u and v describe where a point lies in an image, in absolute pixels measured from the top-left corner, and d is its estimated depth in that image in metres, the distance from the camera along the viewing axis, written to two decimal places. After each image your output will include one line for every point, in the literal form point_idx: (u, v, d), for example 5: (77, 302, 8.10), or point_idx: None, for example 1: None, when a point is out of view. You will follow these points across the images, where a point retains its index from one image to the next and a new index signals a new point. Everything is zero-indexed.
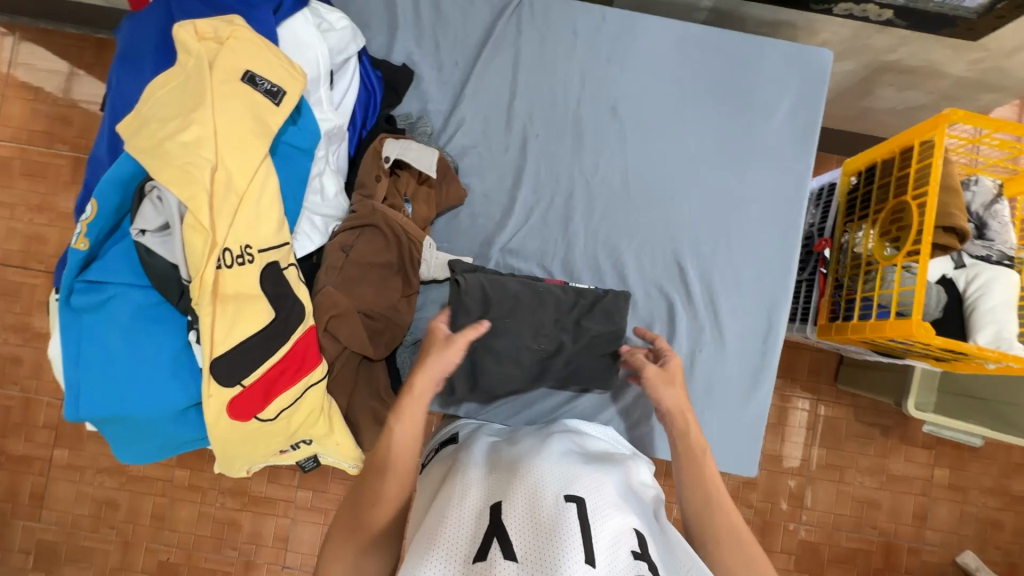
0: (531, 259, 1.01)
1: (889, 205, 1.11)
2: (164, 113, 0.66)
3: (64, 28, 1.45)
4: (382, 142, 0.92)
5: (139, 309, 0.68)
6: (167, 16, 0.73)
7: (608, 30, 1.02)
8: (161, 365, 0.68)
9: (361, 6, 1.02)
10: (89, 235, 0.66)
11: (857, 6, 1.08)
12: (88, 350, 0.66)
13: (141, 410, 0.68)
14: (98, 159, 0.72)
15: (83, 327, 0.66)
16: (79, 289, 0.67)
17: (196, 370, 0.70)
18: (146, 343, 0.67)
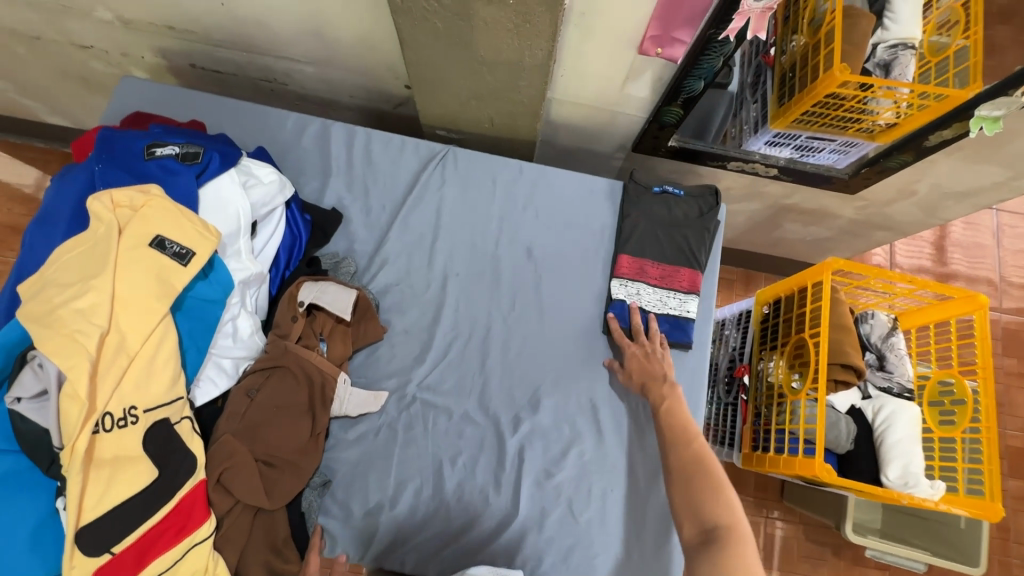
0: (448, 395, 1.02)
1: (791, 341, 1.18)
2: (64, 279, 0.68)
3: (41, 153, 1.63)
4: (298, 286, 0.96)
5: (4, 476, 0.65)
6: (90, 181, 0.79)
7: (525, 179, 1.13)
8: (20, 534, 0.64)
9: (298, 155, 1.12)
10: None
11: (747, 164, 1.22)
12: None
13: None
14: None
15: None
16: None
17: (61, 538, 0.66)
18: (6, 514, 0.64)
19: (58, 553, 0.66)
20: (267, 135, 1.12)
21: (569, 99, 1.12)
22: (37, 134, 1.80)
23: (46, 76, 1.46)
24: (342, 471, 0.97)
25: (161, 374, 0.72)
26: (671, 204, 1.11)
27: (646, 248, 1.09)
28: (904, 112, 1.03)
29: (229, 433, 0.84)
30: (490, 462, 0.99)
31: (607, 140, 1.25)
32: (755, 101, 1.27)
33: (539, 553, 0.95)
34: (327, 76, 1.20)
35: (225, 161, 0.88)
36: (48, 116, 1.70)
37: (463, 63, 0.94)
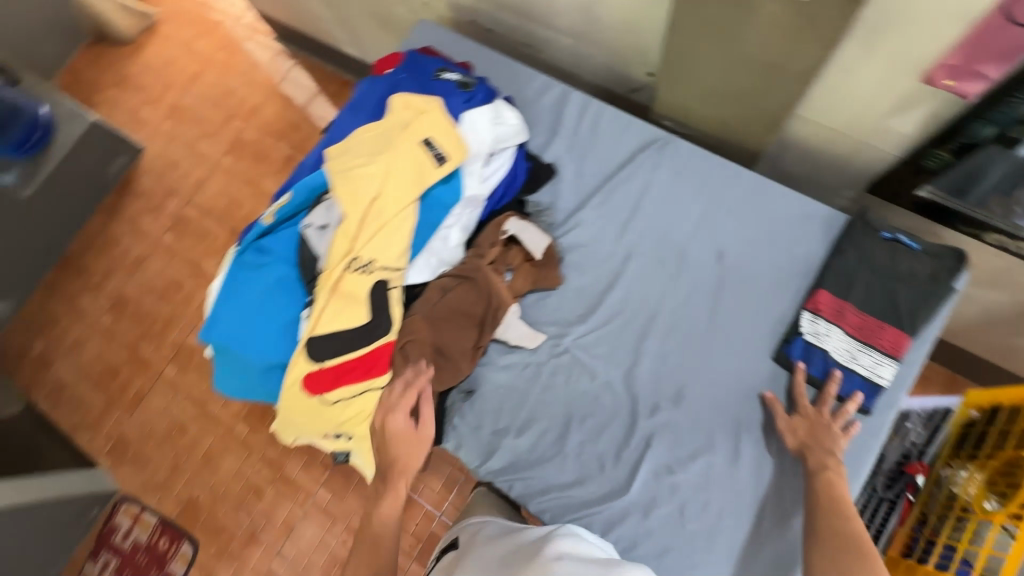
0: (598, 360, 1.07)
1: (1002, 456, 0.99)
2: (360, 151, 0.88)
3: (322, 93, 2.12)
4: (506, 218, 1.09)
5: (279, 279, 0.87)
6: (392, 85, 0.98)
7: (739, 186, 1.11)
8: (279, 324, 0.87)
9: (535, 112, 1.24)
10: (276, 215, 0.89)
11: (1010, 242, 1.04)
12: (235, 294, 0.86)
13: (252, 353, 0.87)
14: (305, 164, 0.95)
15: (241, 277, 0.87)
16: (251, 249, 0.88)
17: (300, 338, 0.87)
18: (275, 304, 0.87)
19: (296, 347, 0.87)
20: (516, 89, 1.26)
21: (814, 120, 1.07)
22: (333, 60, 2.25)
23: (359, 13, 1.82)
24: (485, 390, 1.08)
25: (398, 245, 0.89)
26: (898, 253, 0.99)
27: (855, 289, 0.99)
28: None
29: (421, 316, 0.99)
30: (617, 436, 1.02)
31: (841, 172, 1.16)
32: None
33: (633, 537, 0.97)
34: (579, 50, 1.30)
35: (487, 96, 1.02)
36: (346, 46, 2.11)
37: (722, 58, 0.96)
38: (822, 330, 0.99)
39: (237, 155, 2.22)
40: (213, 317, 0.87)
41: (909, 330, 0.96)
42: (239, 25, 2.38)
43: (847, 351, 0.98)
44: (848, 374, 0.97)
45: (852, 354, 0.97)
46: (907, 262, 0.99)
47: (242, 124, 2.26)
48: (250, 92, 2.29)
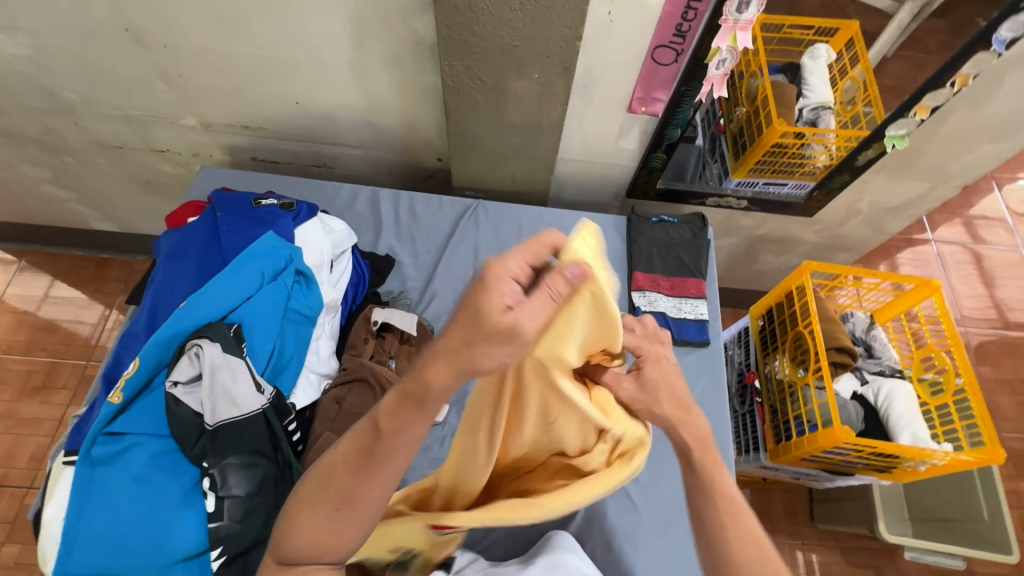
0: None
1: (790, 336, 1.35)
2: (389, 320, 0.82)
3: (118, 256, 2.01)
4: (370, 310, 1.12)
5: (154, 457, 0.75)
6: (212, 225, 0.97)
7: (545, 221, 1.35)
8: (166, 508, 0.73)
9: (352, 217, 1.32)
10: (123, 391, 0.77)
11: (722, 199, 1.49)
12: (92, 501, 0.71)
13: (141, 562, 0.70)
14: (133, 333, 0.87)
15: (94, 478, 0.72)
16: (100, 440, 0.75)
17: (200, 510, 0.75)
18: (157, 489, 0.73)
19: (196, 521, 0.74)
20: (326, 202, 1.33)
21: (574, 158, 1.38)
22: (82, 243, 1.97)
23: (110, 184, 1.67)
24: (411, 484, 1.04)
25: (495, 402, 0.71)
26: (668, 229, 1.32)
27: (655, 263, 1.29)
28: (834, 153, 1.37)
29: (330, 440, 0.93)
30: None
31: (605, 191, 1.51)
32: (714, 162, 1.56)
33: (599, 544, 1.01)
34: (372, 157, 1.45)
35: (311, 209, 1.07)
36: (96, 222, 1.88)
37: (497, 129, 1.20)
38: (651, 298, 1.25)
39: None
40: (66, 543, 0.70)
41: (700, 277, 1.28)
42: None
43: (674, 306, 1.24)
44: (684, 322, 1.23)
45: (678, 308, 1.24)
46: (674, 231, 1.33)
47: None
48: None
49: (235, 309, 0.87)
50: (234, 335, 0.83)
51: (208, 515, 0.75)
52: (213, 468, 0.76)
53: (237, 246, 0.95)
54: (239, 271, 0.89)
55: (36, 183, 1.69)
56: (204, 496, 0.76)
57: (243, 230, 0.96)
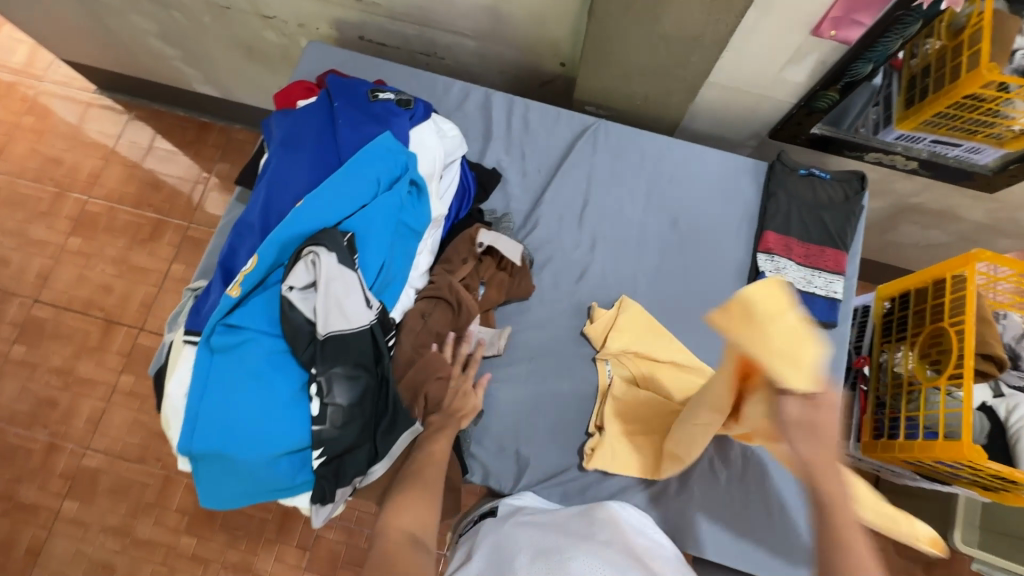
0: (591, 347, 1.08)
1: (926, 330, 1.18)
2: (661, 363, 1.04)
3: (217, 122, 2.01)
4: (476, 229, 1.05)
5: (268, 355, 0.76)
6: (330, 116, 0.90)
7: (673, 155, 1.19)
8: (277, 404, 0.75)
9: (461, 120, 1.21)
10: (242, 285, 0.78)
11: (885, 156, 1.25)
12: (214, 386, 0.75)
13: (250, 452, 0.74)
14: (247, 223, 0.85)
15: (215, 365, 0.75)
16: (219, 329, 0.77)
17: (305, 411, 0.77)
18: (270, 387, 0.75)
19: (302, 422, 0.76)
20: (434, 99, 1.22)
21: (722, 83, 1.17)
22: (184, 104, 1.98)
23: (213, 47, 1.62)
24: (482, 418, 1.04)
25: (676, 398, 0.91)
26: (816, 186, 1.14)
27: (792, 225, 1.12)
28: None
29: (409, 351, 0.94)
30: None
31: (743, 127, 1.30)
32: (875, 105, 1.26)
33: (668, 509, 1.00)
34: (486, 51, 1.29)
35: (427, 110, 0.96)
36: (199, 85, 1.86)
37: (642, 38, 1.01)
38: (779, 265, 1.10)
39: (87, 233, 1.90)
40: (189, 420, 0.74)
41: (844, 249, 1.10)
42: (45, 80, 2.03)
43: (803, 278, 1.09)
44: (811, 297, 1.08)
45: (806, 280, 1.09)
46: (823, 190, 1.14)
47: (85, 196, 1.93)
48: (85, 156, 1.97)
49: (348, 217, 0.84)
50: (347, 245, 0.80)
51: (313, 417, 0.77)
52: (321, 375, 0.77)
53: (354, 143, 0.88)
54: (356, 175, 0.84)
55: (144, 36, 1.66)
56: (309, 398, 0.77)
57: (361, 127, 0.89)
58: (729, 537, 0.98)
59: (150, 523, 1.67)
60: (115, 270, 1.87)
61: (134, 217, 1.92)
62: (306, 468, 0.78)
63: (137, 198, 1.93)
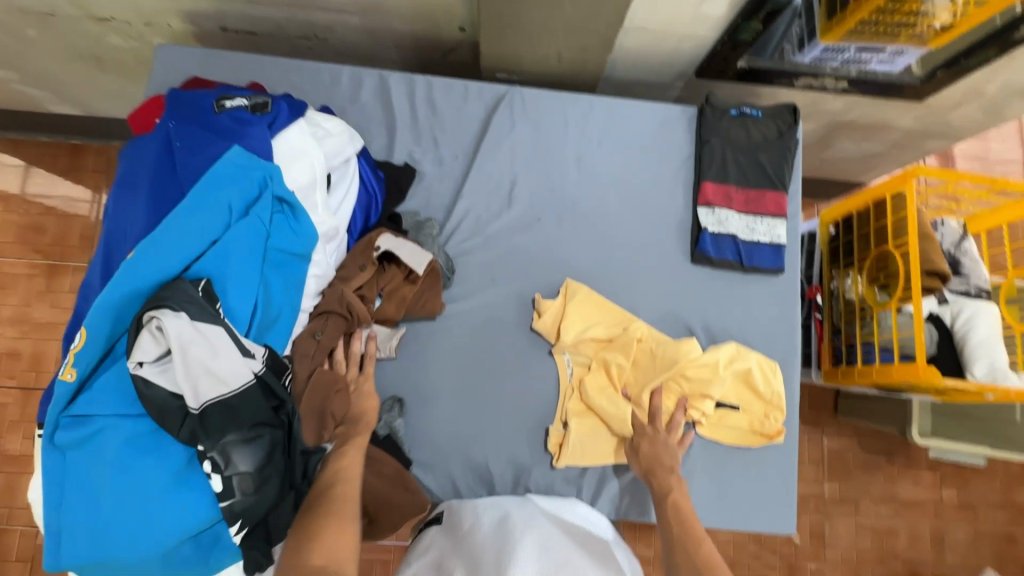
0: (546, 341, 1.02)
1: (872, 254, 1.18)
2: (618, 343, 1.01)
3: (91, 142, 1.73)
4: (379, 233, 0.97)
5: (129, 440, 0.68)
6: (167, 139, 0.81)
7: (596, 116, 1.09)
8: (154, 496, 0.68)
9: (360, 114, 1.08)
10: (76, 366, 0.70)
11: (815, 79, 1.19)
12: (72, 488, 0.67)
13: (133, 553, 0.67)
14: (90, 285, 0.77)
15: (69, 464, 0.67)
16: (64, 423, 0.68)
17: (190, 494, 0.69)
18: (139, 478, 0.67)
19: (189, 507, 0.69)
20: (323, 96, 1.07)
21: (637, 28, 1.07)
22: (41, 128, 1.68)
23: (54, 62, 1.36)
24: (440, 441, 0.98)
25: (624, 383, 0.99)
26: (748, 126, 1.07)
27: (729, 172, 1.06)
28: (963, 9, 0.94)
29: (304, 378, 0.87)
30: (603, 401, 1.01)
31: (666, 70, 1.21)
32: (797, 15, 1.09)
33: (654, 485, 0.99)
34: (372, 26, 1.12)
35: (292, 112, 0.89)
36: (54, 105, 1.59)
37: None
38: (721, 217, 1.05)
39: None
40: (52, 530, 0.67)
41: (782, 190, 1.05)
42: None
43: (745, 226, 1.05)
44: (755, 247, 1.04)
45: (749, 228, 1.05)
46: (756, 130, 1.08)
47: None
48: None
49: (200, 258, 0.76)
50: (203, 294, 0.74)
51: (216, 494, 0.70)
52: (212, 450, 0.70)
53: (196, 168, 0.79)
54: (202, 207, 0.76)
55: None
56: (206, 476, 0.70)
57: (204, 145, 0.80)
58: (715, 499, 0.99)
59: None
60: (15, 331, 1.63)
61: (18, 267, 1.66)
62: (211, 549, 0.73)
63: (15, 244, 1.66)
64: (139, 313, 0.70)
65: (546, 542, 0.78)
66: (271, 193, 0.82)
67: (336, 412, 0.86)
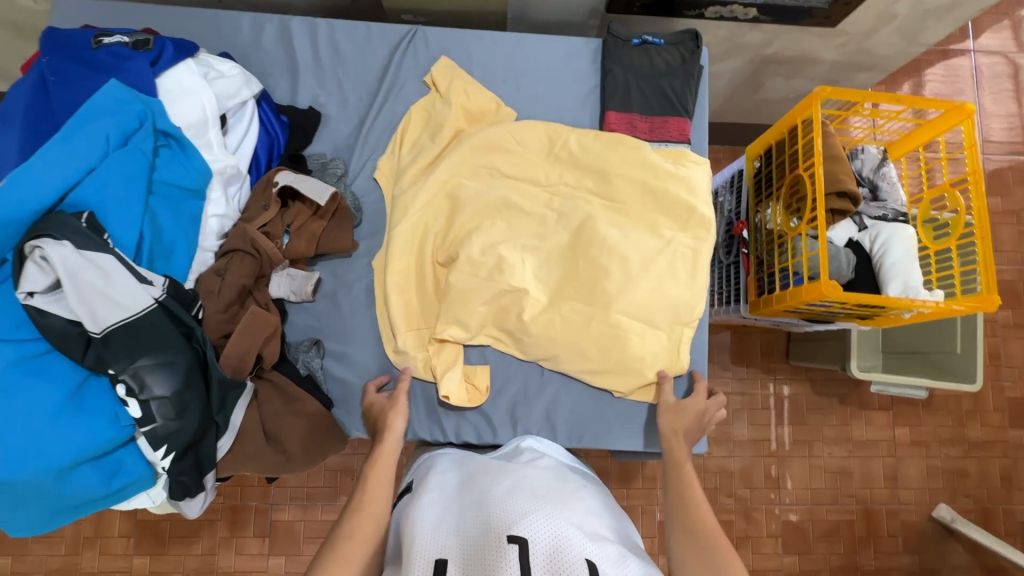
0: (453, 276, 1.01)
1: (787, 180, 1.18)
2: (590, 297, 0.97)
3: None
4: (277, 171, 0.95)
5: (16, 363, 0.65)
6: (39, 75, 0.75)
7: (501, 51, 1.09)
8: (44, 417, 0.65)
9: (261, 58, 1.06)
10: None
11: (725, 8, 1.18)
12: None
13: (26, 472, 0.65)
14: None
15: None
16: None
17: (87, 415, 0.68)
18: (27, 399, 0.65)
19: (86, 426, 0.67)
20: (222, 41, 1.05)
21: None
22: None
23: None
24: (350, 376, 0.97)
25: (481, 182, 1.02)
26: (651, 53, 1.07)
27: (632, 100, 1.06)
28: None
29: (213, 312, 0.82)
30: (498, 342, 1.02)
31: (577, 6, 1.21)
32: None
33: (568, 413, 1.01)
34: None
35: (179, 50, 0.83)
36: None
37: None
38: None
39: None
40: None
41: (686, 115, 1.06)
42: None
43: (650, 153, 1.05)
44: None
45: None
46: (659, 57, 1.07)
47: None
48: None
49: (76, 190, 0.70)
50: (88, 227, 0.68)
51: (133, 419, 0.70)
52: (123, 374, 0.67)
53: (73, 103, 0.74)
54: (76, 135, 0.70)
55: None
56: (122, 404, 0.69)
57: (80, 79, 0.75)
58: (623, 425, 1.01)
59: (88, 559, 1.53)
60: None
61: None
62: (114, 472, 0.72)
63: None
64: (19, 243, 0.65)
65: (510, 483, 0.77)
66: (152, 126, 0.76)
67: (223, 343, 0.84)
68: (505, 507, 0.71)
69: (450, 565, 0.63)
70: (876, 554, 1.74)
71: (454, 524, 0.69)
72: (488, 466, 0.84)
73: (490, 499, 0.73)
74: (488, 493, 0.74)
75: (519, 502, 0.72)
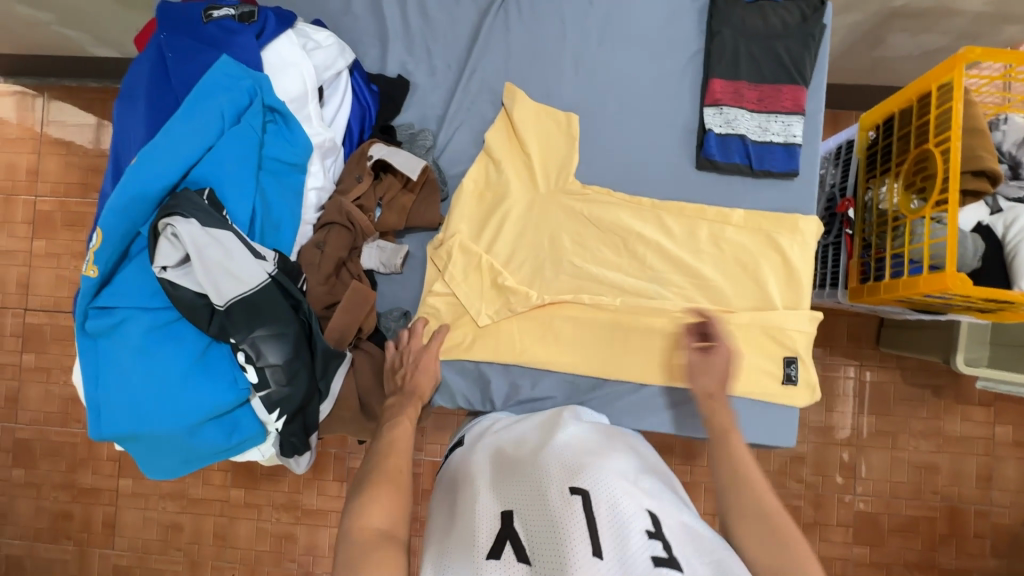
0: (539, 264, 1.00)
1: (911, 155, 1.06)
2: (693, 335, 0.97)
3: (85, 82, 1.65)
4: (370, 145, 0.95)
5: (151, 329, 0.71)
6: (158, 52, 0.78)
7: (596, 13, 1.01)
8: (176, 379, 0.71)
9: (351, 24, 1.04)
10: (96, 263, 0.70)
11: None
12: (105, 371, 0.71)
13: (163, 428, 0.72)
14: (105, 195, 0.77)
15: (100, 350, 0.71)
16: (93, 313, 0.71)
17: (211, 377, 0.73)
18: (162, 362, 0.71)
19: (211, 388, 0.73)
20: (315, 6, 1.04)
21: None
22: (89, 72, 1.60)
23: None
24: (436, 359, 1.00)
25: (551, 231, 1.00)
26: (766, 12, 0.96)
27: (741, 66, 0.96)
28: None
29: (315, 286, 0.86)
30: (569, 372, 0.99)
31: None
32: None
33: (649, 407, 0.98)
34: None
35: (281, 21, 0.83)
36: (94, 48, 1.51)
37: None
38: (730, 117, 0.97)
39: (48, 234, 1.66)
40: (92, 408, 0.71)
41: (803, 82, 0.95)
42: None
43: (758, 127, 0.96)
44: (768, 148, 0.96)
45: (762, 129, 0.96)
46: (775, 16, 0.96)
47: (31, 195, 1.67)
48: None
49: (197, 167, 0.73)
50: (209, 204, 0.72)
51: (252, 383, 0.75)
52: (243, 343, 0.72)
53: (188, 80, 0.77)
54: (194, 113, 0.73)
55: None
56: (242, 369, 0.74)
57: (194, 56, 0.77)
58: (711, 424, 0.97)
59: (193, 486, 1.71)
60: (51, 239, 1.67)
61: (47, 169, 1.66)
62: (232, 430, 0.78)
63: (40, 157, 1.66)
64: (153, 222, 0.69)
65: (561, 437, 0.77)
66: (261, 102, 0.78)
67: (326, 315, 0.88)
68: (562, 459, 0.71)
69: (513, 521, 0.63)
70: (958, 554, 1.64)
71: (515, 482, 0.69)
72: (535, 427, 0.83)
73: (546, 452, 0.74)
74: (543, 448, 0.75)
75: (574, 455, 0.73)
